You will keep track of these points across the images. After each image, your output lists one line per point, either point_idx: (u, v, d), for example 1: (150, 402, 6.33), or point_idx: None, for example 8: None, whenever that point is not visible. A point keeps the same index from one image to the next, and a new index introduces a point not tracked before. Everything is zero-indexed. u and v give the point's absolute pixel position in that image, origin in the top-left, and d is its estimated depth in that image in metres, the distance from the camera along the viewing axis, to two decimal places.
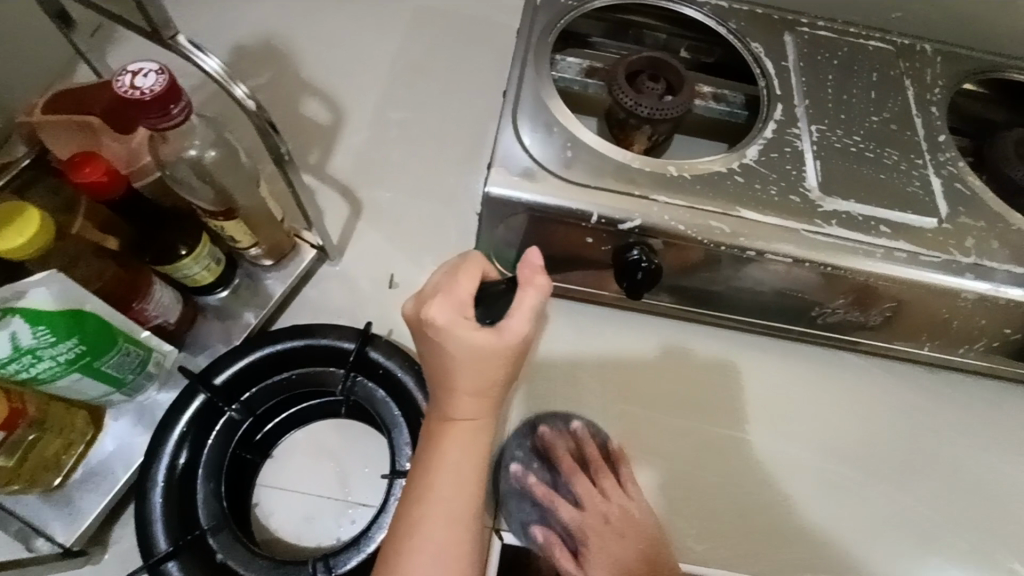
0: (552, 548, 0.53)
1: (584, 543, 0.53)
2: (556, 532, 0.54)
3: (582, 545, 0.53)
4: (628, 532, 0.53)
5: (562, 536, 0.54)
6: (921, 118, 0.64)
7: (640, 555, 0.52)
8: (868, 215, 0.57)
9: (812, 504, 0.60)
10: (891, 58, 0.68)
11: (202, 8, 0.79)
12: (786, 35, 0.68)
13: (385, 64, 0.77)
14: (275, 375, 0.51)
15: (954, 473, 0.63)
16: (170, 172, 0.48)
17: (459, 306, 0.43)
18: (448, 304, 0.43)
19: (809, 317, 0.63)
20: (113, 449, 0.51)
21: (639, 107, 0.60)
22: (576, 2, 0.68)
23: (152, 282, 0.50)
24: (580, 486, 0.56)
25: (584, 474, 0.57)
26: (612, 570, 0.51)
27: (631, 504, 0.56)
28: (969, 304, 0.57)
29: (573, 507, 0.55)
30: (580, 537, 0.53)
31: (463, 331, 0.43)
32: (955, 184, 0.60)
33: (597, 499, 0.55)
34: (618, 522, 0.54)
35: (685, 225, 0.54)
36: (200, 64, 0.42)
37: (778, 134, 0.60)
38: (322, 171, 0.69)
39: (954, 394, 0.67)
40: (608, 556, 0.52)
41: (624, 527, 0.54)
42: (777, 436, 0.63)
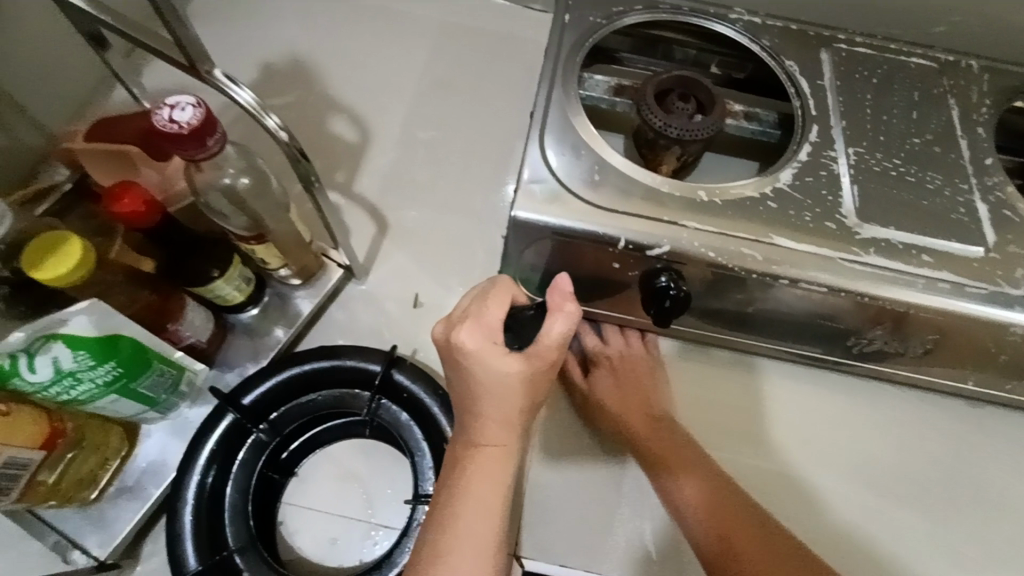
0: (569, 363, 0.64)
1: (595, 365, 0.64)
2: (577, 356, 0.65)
3: (593, 368, 0.64)
4: (635, 374, 0.63)
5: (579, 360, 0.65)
6: (967, 140, 0.62)
7: (638, 393, 0.61)
8: (909, 243, 0.54)
9: (850, 518, 0.60)
10: (935, 75, 0.66)
11: (235, 29, 0.81)
12: (823, 52, 0.66)
13: (412, 81, 0.78)
14: (301, 396, 0.52)
15: (995, 510, 0.61)
16: (204, 199, 0.49)
17: (488, 333, 0.44)
18: (478, 330, 0.44)
19: (844, 345, 0.61)
20: (147, 465, 0.52)
21: (669, 127, 0.59)
22: (605, 20, 0.67)
23: (184, 305, 0.52)
24: (608, 327, 0.66)
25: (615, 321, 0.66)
26: (612, 389, 0.62)
27: (648, 360, 0.64)
28: (1018, 338, 0.54)
29: (597, 339, 0.65)
30: (593, 361, 0.64)
31: (492, 357, 0.43)
32: (1003, 210, 0.57)
33: (619, 343, 0.64)
34: (629, 363, 0.63)
35: (715, 251, 0.53)
36: (232, 95, 0.43)
37: (813, 157, 0.59)
38: (349, 189, 0.70)
39: (999, 428, 0.64)
40: (611, 384, 0.62)
41: (634, 371, 0.63)
42: (811, 453, 0.62)
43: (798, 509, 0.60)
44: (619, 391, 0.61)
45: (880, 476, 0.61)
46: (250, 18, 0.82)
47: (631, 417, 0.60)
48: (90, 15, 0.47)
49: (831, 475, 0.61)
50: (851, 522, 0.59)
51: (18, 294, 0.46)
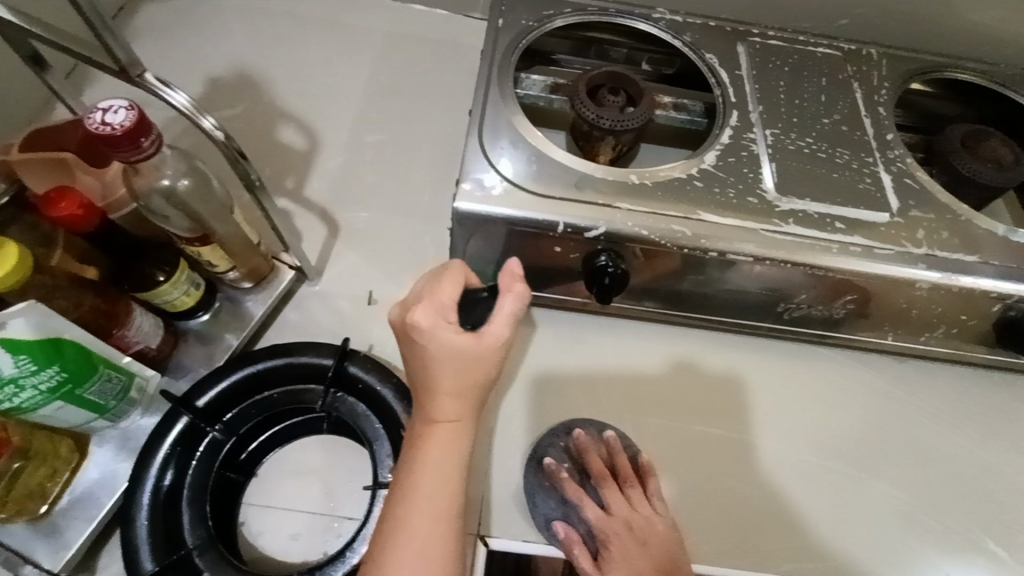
0: (575, 547, 0.56)
1: (605, 548, 0.55)
2: (580, 534, 0.57)
3: (604, 552, 0.55)
4: (649, 551, 0.53)
5: (586, 539, 0.56)
6: (870, 118, 0.68)
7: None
8: (824, 212, 0.59)
9: (830, 528, 0.61)
10: (839, 62, 0.72)
11: (177, 45, 0.81)
12: (739, 45, 0.72)
13: (358, 89, 0.80)
14: (256, 395, 0.52)
15: (925, 456, 0.66)
16: (146, 204, 0.50)
17: (440, 310, 0.45)
18: (431, 309, 0.45)
19: (776, 312, 0.65)
20: (99, 476, 0.52)
21: (601, 119, 0.63)
22: (537, 22, 0.71)
23: (132, 311, 0.52)
24: (607, 491, 0.57)
25: (610, 480, 0.58)
26: None
27: (659, 523, 0.55)
28: (926, 293, 0.59)
29: (599, 510, 0.57)
30: (602, 541, 0.55)
31: (445, 334, 0.44)
32: (904, 179, 0.63)
33: (624, 507, 0.56)
34: (642, 537, 0.54)
35: (648, 230, 0.57)
36: (167, 98, 0.44)
37: (734, 140, 0.63)
38: (299, 195, 0.71)
39: (921, 380, 0.69)
40: (629, 572, 0.52)
41: (647, 545, 0.54)
42: (794, 444, 0.65)
43: None
44: None
45: (821, 432, 0.66)
46: (192, 34, 0.83)
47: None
48: (19, 28, 0.48)
49: (775, 437, 0.65)
50: (824, 530, 0.61)
51: None
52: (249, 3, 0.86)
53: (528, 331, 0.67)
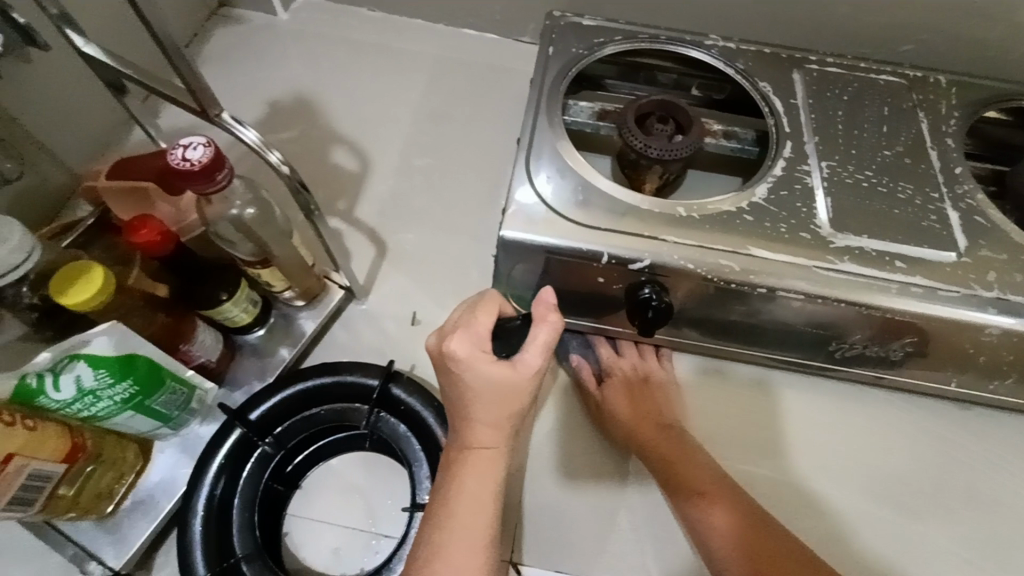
0: (584, 373, 0.66)
1: (609, 377, 0.65)
2: (592, 367, 0.67)
3: (608, 380, 0.65)
4: (646, 390, 0.64)
5: (594, 370, 0.67)
6: (936, 151, 0.64)
7: (648, 407, 0.63)
8: (882, 250, 0.57)
9: (877, 547, 0.60)
10: (904, 91, 0.69)
11: (245, 71, 0.87)
12: (795, 73, 0.70)
13: (409, 113, 0.83)
14: (304, 411, 0.55)
15: (990, 512, 0.61)
16: (213, 228, 0.53)
17: (477, 341, 0.46)
18: (467, 339, 0.46)
19: (827, 350, 0.62)
20: (160, 479, 0.55)
21: (649, 149, 0.62)
22: (586, 51, 0.71)
23: (195, 327, 0.55)
24: (623, 341, 0.67)
25: (627, 336, 0.68)
26: (625, 403, 0.63)
27: (660, 375, 0.66)
28: (995, 339, 0.56)
29: (612, 353, 0.67)
30: (607, 372, 0.66)
31: (481, 364, 0.45)
32: (973, 216, 0.60)
33: (635, 358, 0.66)
34: (643, 380, 0.65)
35: (695, 264, 0.56)
36: (239, 134, 0.47)
37: (787, 172, 0.62)
38: (350, 216, 0.74)
39: (988, 430, 0.65)
40: (626, 394, 0.64)
41: (647, 386, 0.65)
42: (833, 471, 0.63)
43: (805, 518, 0.60)
44: (629, 402, 0.63)
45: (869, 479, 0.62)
46: (260, 61, 0.88)
47: (644, 426, 0.61)
48: (113, 68, 0.52)
49: (814, 465, 0.63)
50: (875, 555, 0.59)
51: (45, 319, 0.50)
52: (312, 30, 0.91)
53: (566, 355, 0.68)
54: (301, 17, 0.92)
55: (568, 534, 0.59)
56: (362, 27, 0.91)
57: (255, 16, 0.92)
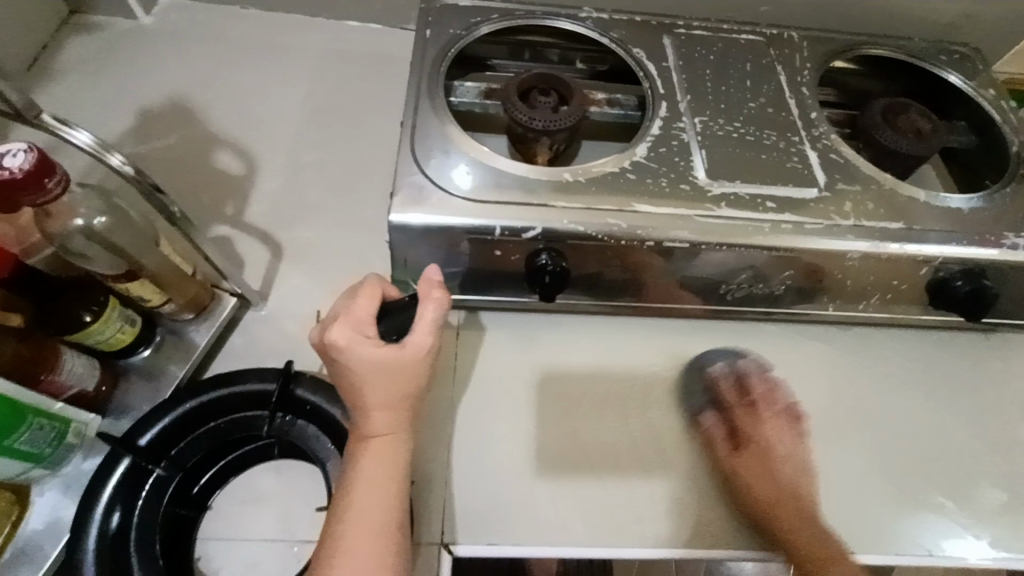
0: (716, 438, 0.64)
1: (743, 445, 0.64)
2: (724, 429, 0.65)
3: (743, 445, 0.64)
4: (770, 467, 0.62)
5: (726, 432, 0.64)
6: (794, 99, 0.70)
7: (779, 487, 0.61)
8: (754, 193, 0.61)
9: (848, 517, 0.61)
10: (762, 47, 0.74)
11: (106, 82, 0.80)
12: (665, 38, 0.73)
13: (295, 110, 0.80)
14: (200, 428, 0.52)
15: (880, 418, 0.67)
16: (64, 244, 0.49)
17: (357, 326, 0.47)
18: (348, 326, 0.47)
19: (719, 294, 0.66)
20: (43, 525, 0.51)
21: (534, 121, 0.63)
22: (464, 31, 0.71)
23: (61, 352, 0.51)
24: (761, 410, 0.65)
25: (745, 409, 0.66)
26: (757, 479, 0.61)
27: (787, 449, 0.64)
28: (858, 263, 0.61)
29: (745, 418, 0.65)
30: (742, 439, 0.64)
31: (362, 348, 0.46)
32: (829, 155, 0.65)
33: (777, 422, 0.65)
34: (773, 454, 0.63)
35: (584, 226, 0.57)
36: (69, 138, 0.44)
37: (664, 131, 0.65)
38: (240, 221, 0.71)
39: (869, 347, 0.71)
40: (759, 469, 0.62)
41: (769, 460, 0.63)
42: (897, 452, 0.65)
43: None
44: (758, 480, 0.61)
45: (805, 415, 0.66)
46: (123, 68, 0.82)
47: (783, 511, 0.59)
48: None
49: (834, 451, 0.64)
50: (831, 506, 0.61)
51: None
52: (182, 31, 0.85)
53: (478, 337, 0.66)
54: (166, 18, 0.86)
55: (508, 509, 0.58)
56: (235, 25, 0.86)
57: (113, 21, 0.85)
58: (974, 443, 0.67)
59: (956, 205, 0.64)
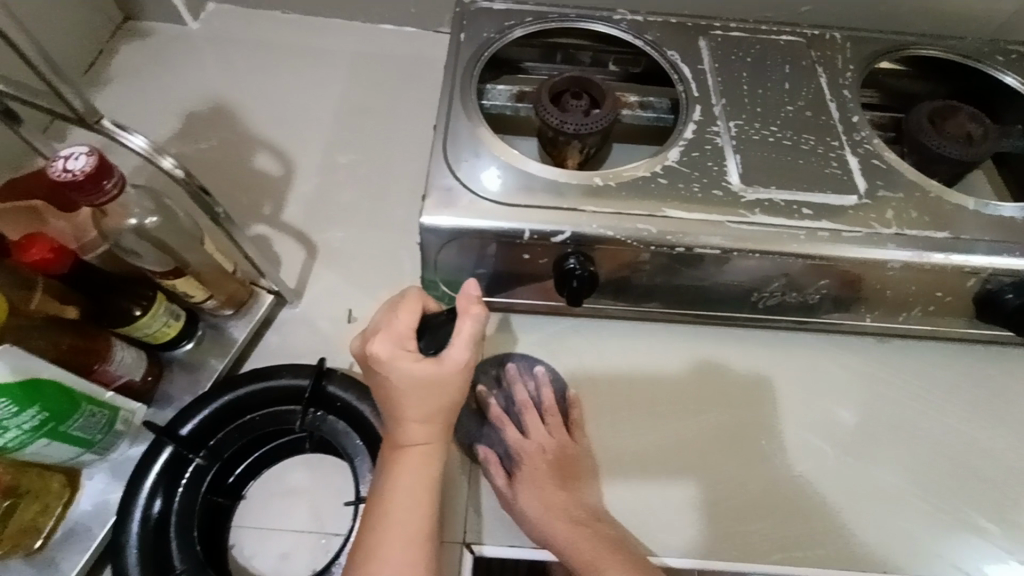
0: (489, 460, 0.59)
1: (524, 461, 0.59)
2: (495, 450, 0.60)
3: (516, 467, 0.59)
4: (565, 489, 0.58)
5: (499, 454, 0.60)
6: (835, 102, 0.68)
7: (563, 499, 0.57)
8: (790, 199, 0.60)
9: (879, 531, 0.59)
10: (803, 49, 0.72)
11: (154, 86, 0.84)
12: (700, 40, 0.72)
13: (331, 113, 0.82)
14: (236, 421, 0.54)
15: (919, 434, 0.64)
16: (118, 241, 0.53)
17: (398, 340, 0.48)
18: (388, 340, 0.48)
19: (751, 302, 0.65)
20: (92, 509, 0.55)
21: (565, 124, 0.63)
22: (497, 34, 0.72)
23: (112, 345, 0.54)
24: (528, 418, 0.61)
25: (537, 419, 0.61)
26: (533, 496, 0.56)
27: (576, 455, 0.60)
28: (899, 273, 0.59)
29: (517, 434, 0.61)
30: (518, 457, 0.59)
31: (403, 362, 0.47)
32: (871, 160, 0.63)
33: (540, 441, 0.60)
34: (556, 461, 0.59)
35: (614, 231, 0.57)
36: (127, 144, 0.46)
37: (698, 134, 0.64)
38: (277, 220, 0.73)
39: (910, 361, 0.68)
40: (544, 485, 0.57)
41: (560, 475, 0.58)
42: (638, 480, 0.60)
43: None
44: (545, 499, 0.56)
45: (805, 403, 0.65)
46: (170, 73, 0.85)
47: (559, 522, 0.55)
48: None
49: (884, 463, 0.63)
50: (861, 521, 0.60)
51: None
52: (225, 37, 0.88)
53: (506, 338, 0.67)
54: (211, 25, 0.89)
55: None
56: (275, 30, 0.89)
57: (162, 27, 0.89)
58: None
59: (1009, 213, 0.61)
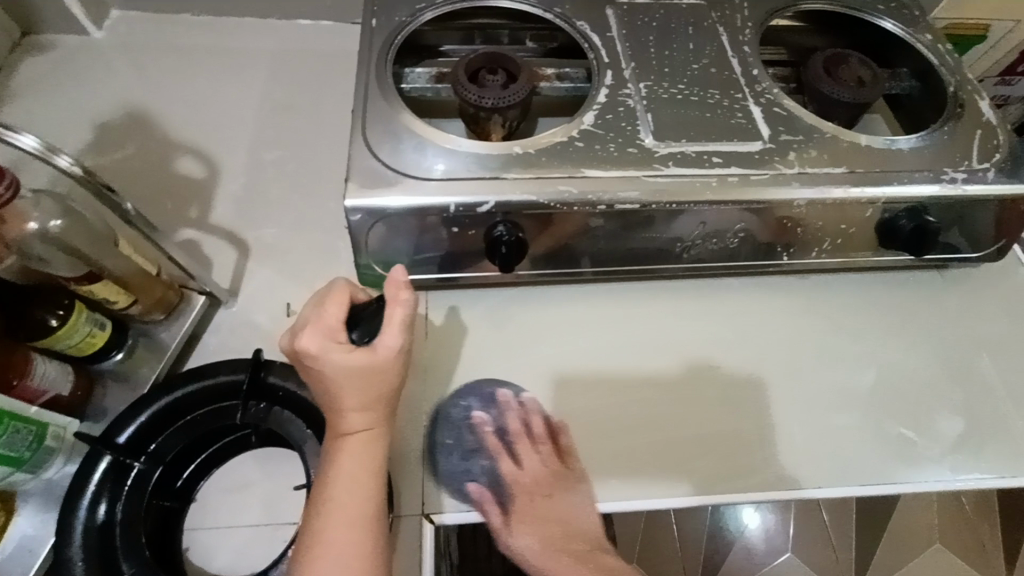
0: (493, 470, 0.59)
1: (522, 484, 0.59)
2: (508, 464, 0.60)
3: (510, 489, 0.59)
4: (551, 508, 0.58)
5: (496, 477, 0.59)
6: (737, 58, 0.72)
7: (568, 525, 0.57)
8: (700, 150, 0.63)
9: (807, 446, 0.65)
10: (704, 10, 0.75)
11: (59, 98, 0.81)
12: (608, 9, 0.75)
13: (252, 111, 0.81)
14: (177, 424, 0.55)
15: (843, 360, 0.69)
16: (24, 249, 0.52)
17: (327, 333, 0.49)
18: (318, 333, 0.49)
19: (676, 254, 0.67)
20: (35, 531, 0.54)
21: (483, 99, 0.64)
22: (409, 17, 0.72)
23: (32, 360, 0.53)
24: (521, 447, 0.61)
25: (528, 442, 0.61)
26: (533, 521, 0.56)
27: (563, 488, 0.59)
28: (806, 209, 0.63)
29: (512, 463, 0.60)
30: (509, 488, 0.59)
31: (334, 354, 0.48)
32: (773, 109, 0.67)
33: (537, 461, 0.60)
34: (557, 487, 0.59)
35: (536, 196, 0.59)
36: (15, 143, 0.45)
37: (611, 98, 0.66)
38: (203, 222, 0.72)
39: (829, 294, 0.73)
40: (533, 507, 0.57)
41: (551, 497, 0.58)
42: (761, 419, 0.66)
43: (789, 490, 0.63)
44: (537, 517, 0.57)
45: (738, 343, 0.70)
46: (77, 84, 0.82)
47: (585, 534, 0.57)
48: None
49: (812, 386, 0.68)
50: (792, 442, 0.65)
51: None
52: (132, 43, 0.85)
53: (446, 319, 0.69)
54: (117, 31, 0.86)
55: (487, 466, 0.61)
56: (186, 33, 0.87)
57: (64, 38, 0.86)
58: (934, 374, 0.69)
59: (903, 145, 0.66)
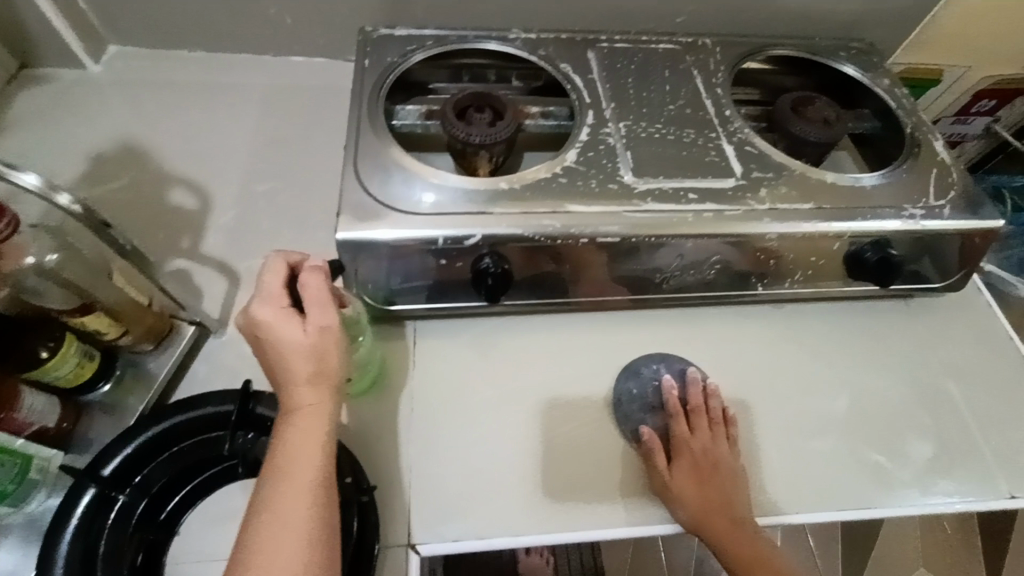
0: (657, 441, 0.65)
1: (678, 457, 0.64)
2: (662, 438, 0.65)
3: (674, 453, 0.64)
4: (716, 479, 0.63)
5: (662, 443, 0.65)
6: (710, 99, 0.76)
7: (720, 498, 0.62)
8: (677, 187, 0.66)
9: (786, 470, 0.66)
10: (680, 54, 0.80)
11: (54, 129, 0.82)
12: (589, 52, 0.79)
13: (245, 144, 0.83)
14: (162, 454, 0.55)
15: (817, 386, 0.72)
16: (19, 282, 0.53)
17: (277, 301, 0.52)
18: (269, 302, 0.52)
19: (656, 285, 0.70)
20: (15, 565, 0.54)
21: (470, 136, 0.67)
22: (399, 58, 0.76)
23: (20, 392, 0.54)
24: (693, 421, 0.65)
25: (701, 415, 0.66)
26: (691, 485, 0.62)
27: (730, 462, 0.64)
28: (778, 243, 0.66)
29: (686, 430, 0.65)
30: (677, 449, 0.64)
31: (282, 320, 0.51)
32: (745, 147, 0.71)
33: (705, 435, 0.65)
34: (707, 463, 0.63)
35: (522, 229, 0.62)
36: (18, 181, 0.46)
37: (592, 136, 0.70)
38: (194, 252, 0.73)
39: (803, 322, 0.76)
40: (688, 477, 0.62)
41: (715, 471, 0.63)
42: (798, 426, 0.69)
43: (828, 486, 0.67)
44: (695, 482, 0.62)
45: (719, 370, 0.72)
46: (72, 117, 0.84)
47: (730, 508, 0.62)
48: None
49: (790, 412, 0.70)
50: (772, 466, 0.66)
51: None
52: (129, 77, 0.88)
53: (433, 347, 0.70)
54: (114, 66, 0.88)
55: (475, 493, 0.62)
56: (182, 68, 0.89)
57: (61, 72, 0.88)
58: (904, 401, 0.72)
59: (867, 182, 0.70)
